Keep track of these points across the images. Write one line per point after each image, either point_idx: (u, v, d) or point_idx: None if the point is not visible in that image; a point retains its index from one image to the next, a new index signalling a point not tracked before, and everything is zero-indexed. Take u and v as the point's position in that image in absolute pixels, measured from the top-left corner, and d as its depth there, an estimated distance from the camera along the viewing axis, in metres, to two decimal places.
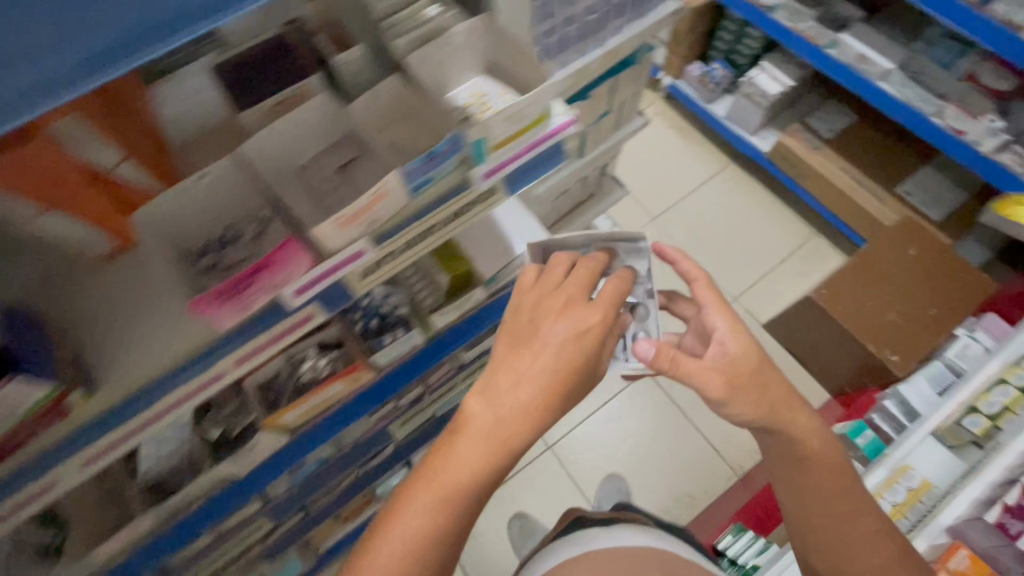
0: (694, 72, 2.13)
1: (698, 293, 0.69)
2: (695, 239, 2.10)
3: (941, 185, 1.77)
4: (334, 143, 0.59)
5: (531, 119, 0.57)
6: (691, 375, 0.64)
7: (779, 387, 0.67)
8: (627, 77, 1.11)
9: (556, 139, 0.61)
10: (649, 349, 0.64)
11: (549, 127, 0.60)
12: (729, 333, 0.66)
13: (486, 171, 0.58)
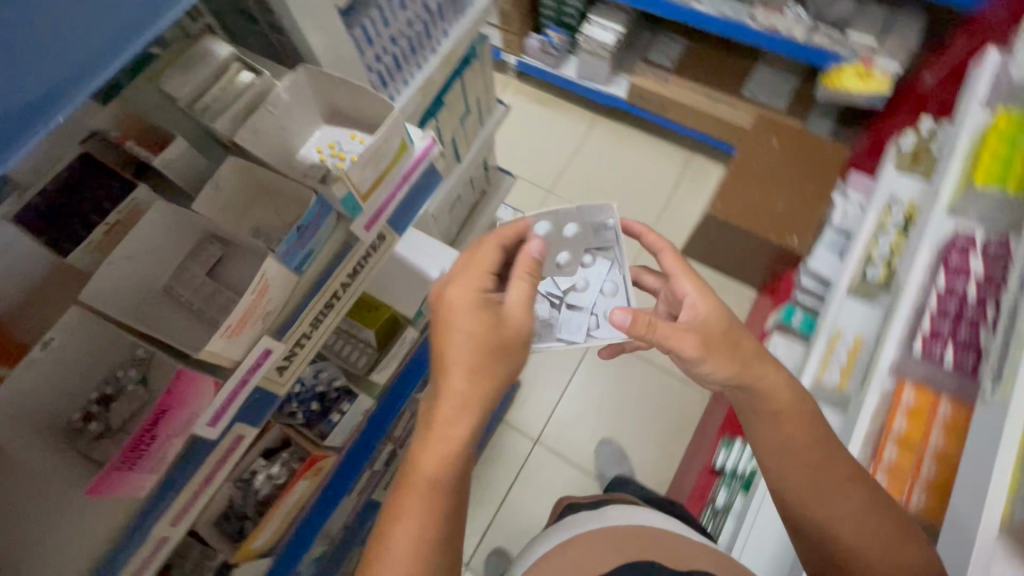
0: (534, 45, 2.18)
1: (666, 260, 0.74)
2: (593, 197, 2.17)
3: (775, 79, 1.95)
4: (193, 244, 0.53)
5: (390, 156, 0.53)
6: (669, 341, 0.65)
7: (752, 345, 0.67)
8: (473, 71, 1.11)
9: (423, 166, 0.58)
10: (626, 316, 0.65)
11: (415, 154, 0.57)
12: (697, 296, 0.68)
13: (364, 222, 0.54)
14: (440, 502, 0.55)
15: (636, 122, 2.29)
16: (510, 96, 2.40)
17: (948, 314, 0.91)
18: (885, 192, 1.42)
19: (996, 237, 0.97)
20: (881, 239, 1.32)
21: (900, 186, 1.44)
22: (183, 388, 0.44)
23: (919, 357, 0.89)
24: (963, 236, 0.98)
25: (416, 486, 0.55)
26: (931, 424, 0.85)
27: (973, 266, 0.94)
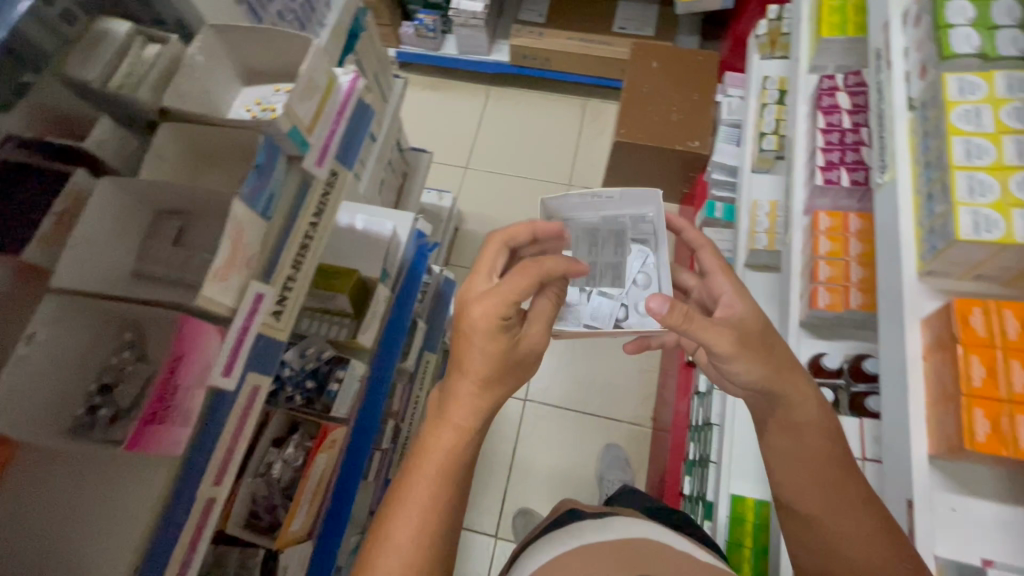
0: (409, 32, 2.21)
1: (708, 260, 0.74)
2: (508, 162, 2.23)
3: (637, 11, 2.11)
4: (154, 219, 0.53)
5: (323, 90, 0.56)
6: (701, 334, 0.64)
7: (783, 350, 0.67)
8: (363, 46, 1.13)
9: (354, 99, 0.61)
10: (665, 305, 0.61)
11: (343, 88, 0.60)
12: (734, 296, 0.69)
13: (316, 157, 0.56)
14: (434, 521, 0.56)
15: (527, 82, 2.38)
16: None
17: (834, 144, 1.06)
18: (758, 76, 1.60)
19: (852, 73, 1.14)
20: (766, 113, 1.48)
21: (769, 66, 1.61)
22: (191, 335, 0.45)
23: (829, 187, 1.02)
24: (828, 80, 1.13)
25: (430, 471, 0.58)
26: (847, 236, 0.97)
27: (841, 101, 1.10)
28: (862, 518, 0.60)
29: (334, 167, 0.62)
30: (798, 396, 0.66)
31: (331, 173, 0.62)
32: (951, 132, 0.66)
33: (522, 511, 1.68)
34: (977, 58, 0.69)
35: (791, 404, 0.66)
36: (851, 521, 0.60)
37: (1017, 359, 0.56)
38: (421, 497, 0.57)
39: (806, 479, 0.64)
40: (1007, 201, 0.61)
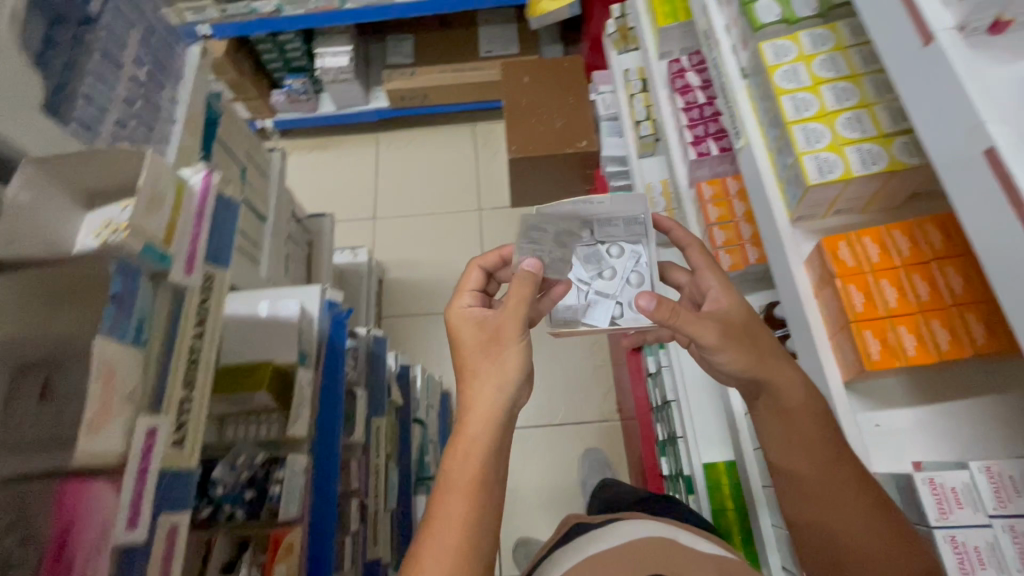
0: (280, 100, 2.15)
1: (694, 257, 0.79)
2: (414, 202, 2.23)
3: (499, 32, 2.17)
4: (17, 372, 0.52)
5: (170, 196, 0.52)
6: (688, 326, 0.69)
7: (770, 342, 0.72)
8: (224, 128, 1.08)
9: (212, 196, 0.59)
10: (652, 301, 0.67)
11: (197, 191, 0.57)
12: (720, 290, 0.75)
13: (182, 267, 0.53)
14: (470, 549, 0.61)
15: (413, 121, 2.39)
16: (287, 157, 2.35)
17: (696, 120, 1.14)
18: (620, 70, 1.69)
19: (694, 54, 1.24)
20: (636, 102, 1.58)
21: (627, 59, 1.71)
22: (77, 500, 0.44)
23: (704, 159, 1.10)
24: (675, 64, 1.22)
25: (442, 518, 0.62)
26: (730, 200, 1.04)
27: (691, 80, 1.19)
28: (850, 491, 0.65)
29: (208, 271, 0.59)
30: (784, 383, 0.69)
31: (205, 279, 0.58)
32: (778, 93, 0.73)
33: (518, 542, 1.65)
34: (782, 24, 0.78)
35: (780, 388, 0.70)
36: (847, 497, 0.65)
37: (886, 278, 0.62)
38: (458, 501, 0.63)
39: (802, 456, 0.68)
40: (839, 142, 0.68)
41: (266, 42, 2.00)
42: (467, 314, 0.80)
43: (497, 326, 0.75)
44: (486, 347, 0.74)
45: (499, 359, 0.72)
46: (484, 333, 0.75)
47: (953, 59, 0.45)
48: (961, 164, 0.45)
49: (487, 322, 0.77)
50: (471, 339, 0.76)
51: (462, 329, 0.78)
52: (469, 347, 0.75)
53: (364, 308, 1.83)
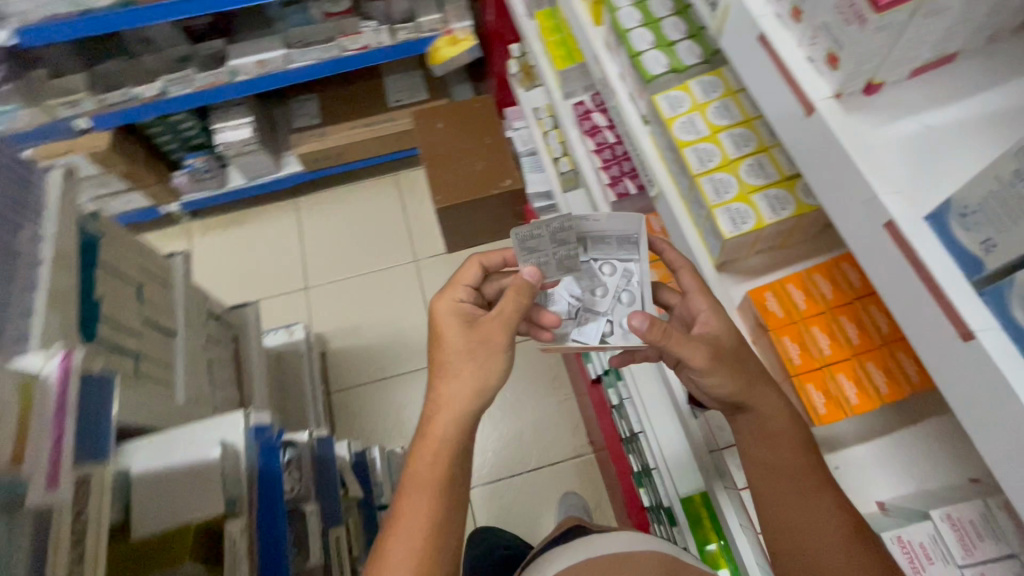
0: (182, 181, 1.99)
1: (684, 279, 0.71)
2: (346, 263, 2.13)
3: (406, 79, 2.13)
4: None
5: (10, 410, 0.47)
6: (679, 347, 0.63)
7: (760, 367, 0.64)
8: (108, 249, 0.98)
9: (76, 382, 0.53)
10: (645, 321, 0.60)
11: (54, 385, 0.52)
12: (710, 312, 0.67)
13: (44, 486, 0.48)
14: None
15: (332, 180, 2.29)
16: (201, 238, 2.20)
17: (610, 160, 1.14)
18: (530, 107, 1.68)
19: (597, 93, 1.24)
20: (551, 140, 1.57)
21: (535, 96, 1.70)
22: None
23: (624, 199, 1.10)
24: (580, 106, 1.23)
25: None
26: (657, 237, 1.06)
27: (598, 121, 1.20)
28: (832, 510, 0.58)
29: (85, 474, 0.54)
30: (769, 408, 0.62)
31: (79, 485, 0.54)
32: (680, 145, 0.72)
33: None
34: (671, 74, 0.78)
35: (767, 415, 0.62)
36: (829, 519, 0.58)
37: (817, 325, 0.61)
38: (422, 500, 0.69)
39: (792, 496, 0.60)
40: (746, 190, 0.68)
41: (157, 124, 1.84)
42: (454, 312, 0.82)
43: (487, 333, 0.77)
44: (474, 348, 0.77)
45: (483, 362, 0.76)
46: (473, 336, 0.77)
47: (837, 130, 0.44)
48: (866, 234, 0.43)
49: (477, 324, 0.78)
50: (459, 337, 0.78)
51: (447, 325, 0.80)
52: (454, 349, 0.77)
53: (308, 389, 1.71)
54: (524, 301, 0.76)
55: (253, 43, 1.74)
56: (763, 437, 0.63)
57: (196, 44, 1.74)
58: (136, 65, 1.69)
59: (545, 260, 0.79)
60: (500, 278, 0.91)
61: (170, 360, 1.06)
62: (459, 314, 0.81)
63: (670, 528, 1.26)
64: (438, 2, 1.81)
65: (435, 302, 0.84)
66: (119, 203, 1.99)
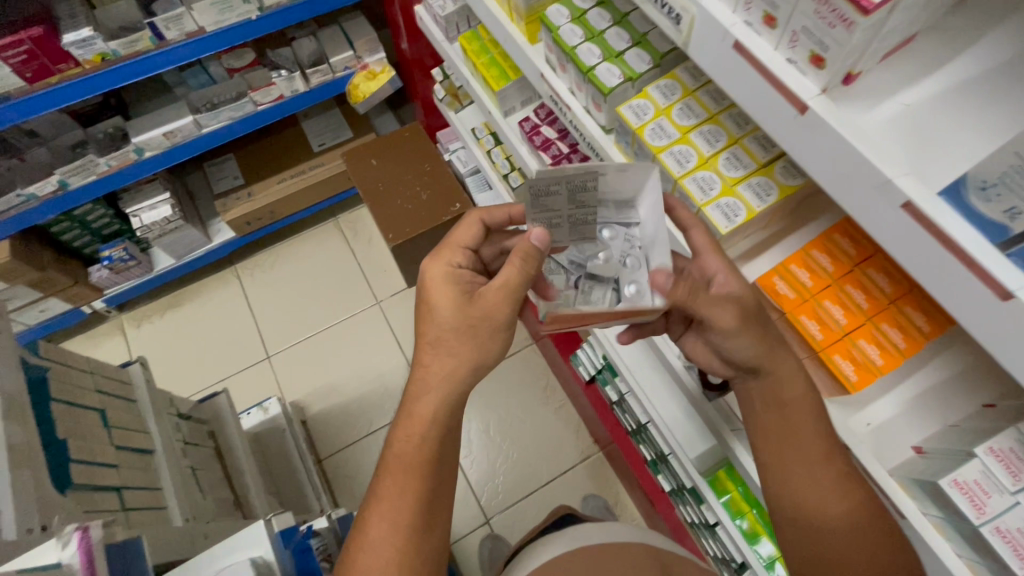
0: (102, 274, 1.78)
1: (695, 242, 0.69)
2: (304, 322, 2.01)
3: (325, 120, 2.04)
4: None
5: None
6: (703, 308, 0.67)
7: (777, 352, 0.68)
8: (59, 380, 0.87)
9: (101, 558, 0.48)
10: (669, 277, 0.64)
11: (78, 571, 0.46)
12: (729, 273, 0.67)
13: None
14: None
15: (270, 240, 2.16)
16: (137, 330, 2.01)
17: None
18: (465, 128, 1.66)
19: (539, 107, 1.25)
20: (495, 157, 1.55)
21: (467, 116, 1.68)
22: None
23: None
24: (527, 122, 1.22)
25: None
26: None
27: (548, 134, 1.20)
28: (845, 490, 0.65)
29: None
30: (794, 393, 0.67)
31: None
32: (656, 152, 0.74)
33: None
34: (627, 83, 0.79)
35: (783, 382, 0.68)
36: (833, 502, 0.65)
37: (828, 298, 0.66)
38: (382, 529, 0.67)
39: (806, 471, 0.67)
40: (729, 183, 0.70)
41: (60, 220, 1.63)
42: (450, 276, 0.75)
43: (488, 309, 0.70)
44: (473, 325, 0.71)
45: (482, 345, 0.71)
46: (472, 312, 0.71)
47: (836, 124, 0.46)
48: (882, 216, 0.45)
49: (477, 295, 0.71)
50: (453, 311, 0.71)
51: (441, 293, 0.73)
52: (447, 321, 0.71)
53: (300, 466, 1.59)
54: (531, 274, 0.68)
55: (156, 113, 1.58)
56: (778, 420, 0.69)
57: (89, 128, 1.56)
58: (24, 162, 1.50)
59: (558, 222, 0.69)
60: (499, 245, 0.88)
61: (155, 483, 0.95)
62: (454, 281, 0.74)
63: (697, 508, 1.21)
64: (347, 39, 1.75)
65: (428, 266, 0.77)
66: (32, 314, 1.76)
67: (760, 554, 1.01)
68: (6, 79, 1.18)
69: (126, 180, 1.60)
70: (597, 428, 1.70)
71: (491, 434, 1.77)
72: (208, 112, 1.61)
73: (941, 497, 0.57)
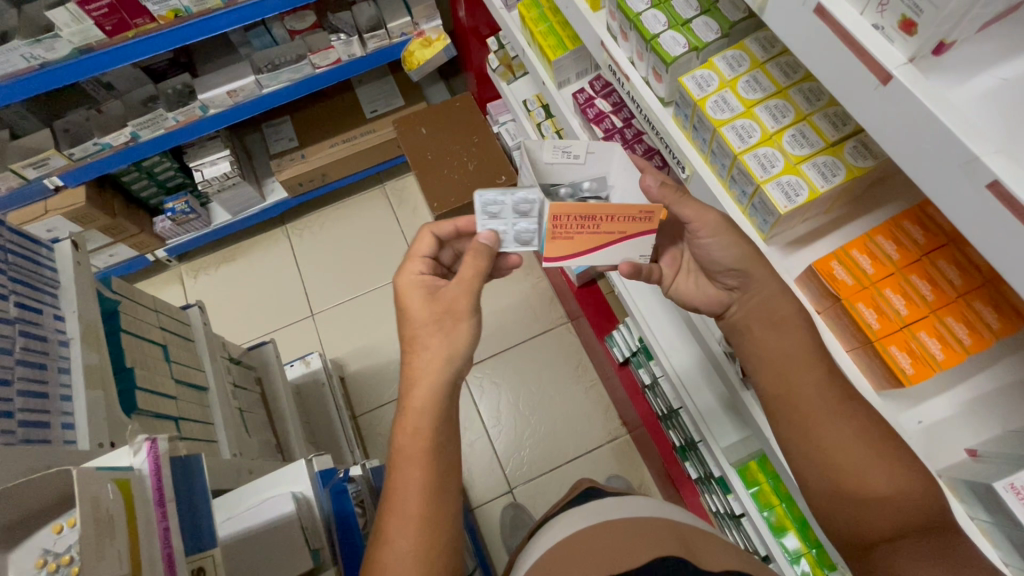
0: (165, 225, 1.88)
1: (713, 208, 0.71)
2: (347, 283, 2.08)
3: (379, 86, 2.07)
4: None
5: (126, 517, 0.45)
6: (687, 211, 0.70)
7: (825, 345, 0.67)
8: (129, 314, 0.94)
9: (167, 467, 0.52)
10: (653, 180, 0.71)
11: (147, 476, 0.50)
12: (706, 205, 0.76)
13: None
14: None
15: (319, 202, 2.23)
16: (194, 280, 2.13)
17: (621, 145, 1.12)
18: (517, 99, 1.64)
19: (594, 79, 1.22)
20: (545, 131, 1.52)
21: (520, 87, 1.66)
22: None
23: None
24: (581, 93, 1.20)
25: None
26: None
27: (602, 107, 1.17)
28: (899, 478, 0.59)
29: (195, 562, 0.53)
30: None
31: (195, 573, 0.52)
32: (717, 125, 0.71)
33: None
34: (692, 53, 0.76)
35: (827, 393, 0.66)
36: (885, 485, 0.59)
37: (889, 287, 0.63)
38: (421, 472, 0.66)
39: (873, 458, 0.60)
40: (793, 161, 0.67)
41: (131, 170, 1.73)
42: (418, 280, 0.77)
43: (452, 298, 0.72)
44: (439, 320, 0.72)
45: (453, 333, 0.71)
46: (438, 305, 0.72)
47: (925, 96, 0.43)
48: (962, 199, 0.43)
49: (438, 293, 0.73)
50: (423, 309, 0.73)
51: (410, 299, 0.74)
52: (420, 321, 0.72)
53: (337, 420, 1.66)
54: (484, 265, 0.74)
55: (222, 71, 1.63)
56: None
57: (160, 83, 1.64)
58: (101, 113, 1.59)
59: (506, 230, 0.78)
60: (455, 246, 0.87)
61: (208, 416, 1.02)
62: (424, 285, 0.76)
63: (723, 497, 1.19)
64: (404, 4, 1.74)
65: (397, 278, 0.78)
66: (103, 258, 1.89)
67: (786, 548, 0.98)
68: (89, 31, 1.24)
69: (191, 136, 1.66)
70: (625, 410, 1.70)
71: (520, 404, 1.80)
72: (269, 72, 1.64)
73: (995, 502, 0.54)
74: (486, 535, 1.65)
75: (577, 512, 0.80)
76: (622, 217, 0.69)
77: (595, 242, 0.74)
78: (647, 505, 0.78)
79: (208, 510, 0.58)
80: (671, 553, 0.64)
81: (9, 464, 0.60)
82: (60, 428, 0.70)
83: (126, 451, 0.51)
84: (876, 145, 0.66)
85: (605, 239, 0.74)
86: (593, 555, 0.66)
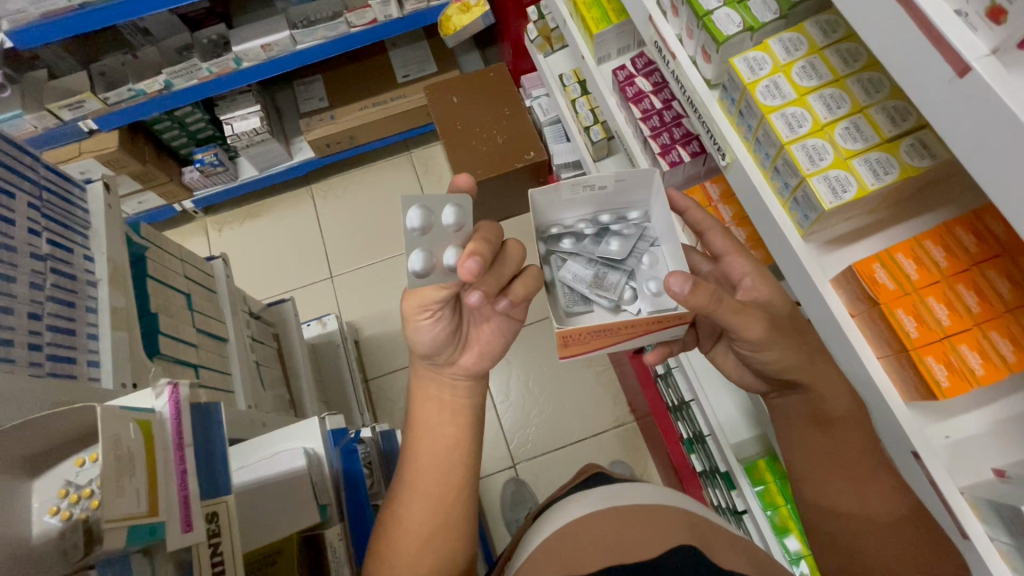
0: (194, 176, 1.88)
1: (718, 241, 0.77)
2: (368, 247, 2.08)
3: (413, 51, 2.03)
4: None
5: (146, 457, 0.46)
6: (731, 315, 0.65)
7: (859, 356, 0.65)
8: (155, 261, 0.95)
9: (186, 413, 0.53)
10: (687, 282, 0.60)
11: (167, 419, 0.51)
12: (755, 277, 0.73)
13: (180, 530, 0.47)
14: None
15: (345, 165, 2.22)
16: (218, 234, 2.16)
17: (659, 128, 1.09)
18: (553, 72, 1.60)
19: (636, 56, 1.18)
20: (579, 107, 1.47)
21: (556, 61, 1.62)
22: None
23: (673, 167, 1.05)
24: (621, 71, 1.15)
25: None
26: (716, 205, 1.01)
27: (642, 86, 1.13)
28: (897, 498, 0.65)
29: (210, 508, 0.54)
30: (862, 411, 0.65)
31: (210, 517, 0.54)
32: (765, 112, 0.68)
33: None
34: (746, 33, 0.72)
35: (820, 393, 0.69)
36: (883, 495, 0.66)
37: (933, 295, 0.60)
38: None
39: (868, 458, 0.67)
40: (843, 156, 0.64)
41: (163, 119, 1.74)
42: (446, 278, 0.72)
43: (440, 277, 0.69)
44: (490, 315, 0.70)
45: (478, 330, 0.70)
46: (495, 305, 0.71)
47: (1003, 89, 0.40)
48: None
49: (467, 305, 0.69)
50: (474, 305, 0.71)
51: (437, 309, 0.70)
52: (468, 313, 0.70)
53: (349, 381, 1.68)
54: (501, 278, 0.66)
55: (258, 24, 1.61)
56: (817, 421, 0.71)
57: (196, 32, 1.63)
58: (137, 59, 1.59)
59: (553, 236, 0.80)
60: None
61: (227, 367, 1.04)
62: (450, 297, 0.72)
63: (726, 493, 1.17)
64: None
65: None
66: (132, 204, 1.92)
67: (787, 548, 0.97)
68: None
69: (223, 88, 1.65)
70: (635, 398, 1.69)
71: (530, 382, 1.81)
72: (305, 28, 1.62)
73: (1019, 525, 0.52)
74: (486, 505, 1.68)
75: (587, 493, 0.79)
76: (644, 321, 0.71)
77: (611, 340, 0.75)
78: (659, 493, 0.77)
79: (224, 459, 0.59)
80: (681, 541, 0.64)
81: (38, 396, 0.62)
82: (86, 365, 0.72)
83: (145, 396, 0.52)
84: (936, 145, 0.62)
85: (626, 336, 0.75)
86: (603, 554, 0.64)
